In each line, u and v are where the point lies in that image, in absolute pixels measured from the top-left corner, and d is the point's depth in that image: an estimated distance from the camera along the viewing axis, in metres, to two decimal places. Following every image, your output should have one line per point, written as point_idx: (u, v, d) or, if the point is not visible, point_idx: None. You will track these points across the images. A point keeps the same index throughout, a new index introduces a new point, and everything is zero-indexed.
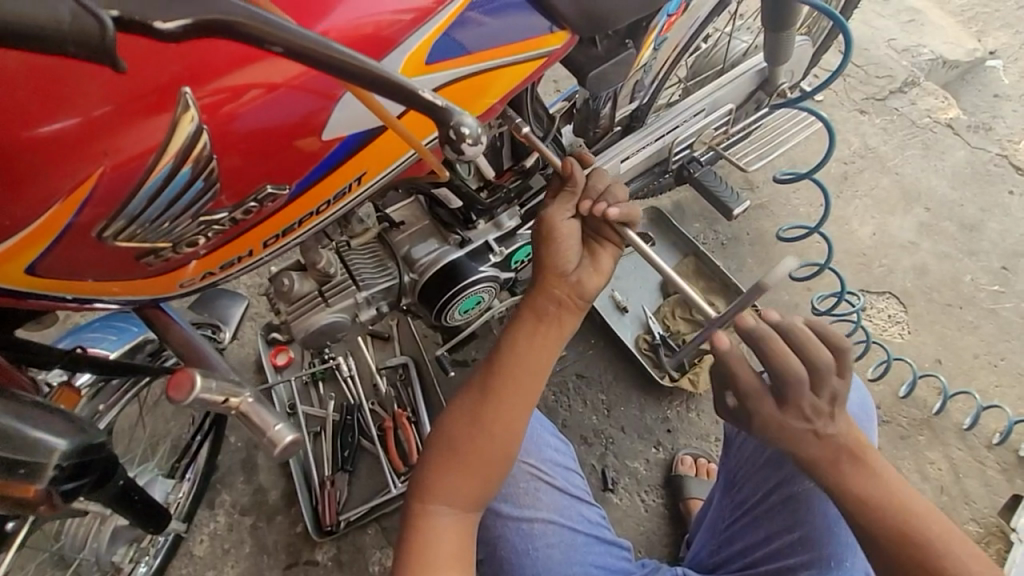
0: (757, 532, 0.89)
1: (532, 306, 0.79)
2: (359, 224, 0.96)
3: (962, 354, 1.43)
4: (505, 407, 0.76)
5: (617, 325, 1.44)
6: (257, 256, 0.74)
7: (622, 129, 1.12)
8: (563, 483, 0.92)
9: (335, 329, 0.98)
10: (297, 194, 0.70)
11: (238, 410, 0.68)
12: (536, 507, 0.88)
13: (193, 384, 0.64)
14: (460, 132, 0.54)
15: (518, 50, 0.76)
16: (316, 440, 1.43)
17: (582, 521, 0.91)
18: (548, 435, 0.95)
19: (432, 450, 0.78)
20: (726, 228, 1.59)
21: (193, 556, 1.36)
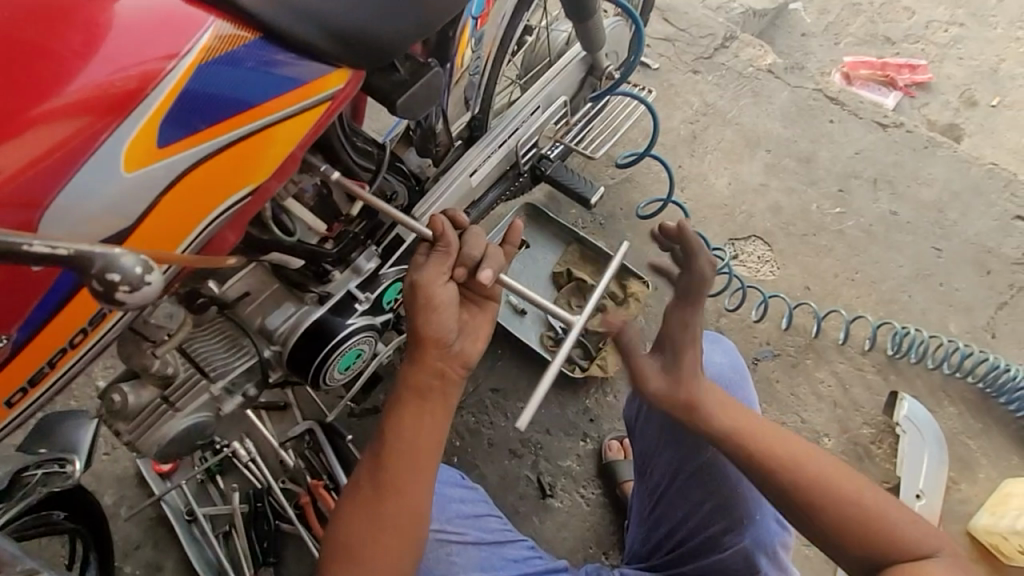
0: (678, 510, 0.91)
1: (417, 384, 0.73)
2: (160, 329, 0.79)
3: (825, 276, 1.56)
4: (408, 496, 0.71)
5: (519, 331, 1.43)
6: (5, 418, 0.67)
7: (464, 142, 1.08)
8: (474, 535, 0.87)
9: (200, 431, 0.87)
10: (25, 338, 0.63)
11: None
12: (453, 573, 0.84)
13: None
14: (107, 280, 0.52)
15: (279, 107, 0.70)
16: (227, 541, 1.30)
17: (507, 565, 0.87)
18: (449, 490, 0.90)
19: (331, 565, 0.70)
20: (601, 208, 1.64)
21: None
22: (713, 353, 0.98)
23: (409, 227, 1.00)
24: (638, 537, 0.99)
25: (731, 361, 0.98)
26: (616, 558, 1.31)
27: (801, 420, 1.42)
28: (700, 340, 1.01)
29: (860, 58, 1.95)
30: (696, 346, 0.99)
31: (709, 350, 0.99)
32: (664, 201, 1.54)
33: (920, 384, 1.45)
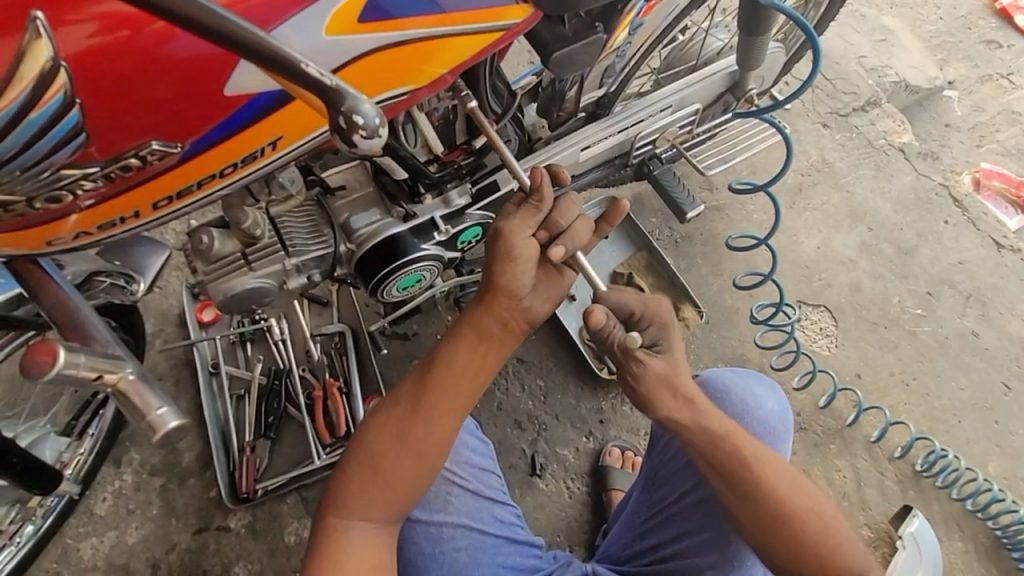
0: (672, 528, 0.92)
1: (478, 325, 0.75)
2: (281, 190, 0.88)
3: (880, 371, 1.51)
4: (438, 424, 0.73)
5: (564, 314, 1.45)
6: (145, 218, 0.74)
7: (586, 116, 1.06)
8: (476, 486, 0.91)
9: (259, 295, 0.91)
10: (191, 154, 0.69)
11: (115, 388, 0.66)
12: (447, 512, 0.88)
13: (52, 361, 0.60)
14: (351, 120, 0.55)
15: (463, 21, 0.72)
16: (238, 404, 1.38)
17: (493, 523, 0.91)
18: (465, 436, 0.93)
19: (350, 460, 0.74)
20: (681, 226, 1.63)
21: (93, 515, 1.29)
22: (766, 399, 0.96)
23: (508, 177, 0.99)
24: (620, 541, 1.00)
25: (776, 412, 0.96)
26: (579, 556, 1.33)
27: None
28: (758, 381, 0.99)
29: (999, 168, 1.82)
30: (751, 384, 0.97)
31: (762, 395, 0.97)
32: (760, 241, 1.51)
33: (936, 509, 1.40)
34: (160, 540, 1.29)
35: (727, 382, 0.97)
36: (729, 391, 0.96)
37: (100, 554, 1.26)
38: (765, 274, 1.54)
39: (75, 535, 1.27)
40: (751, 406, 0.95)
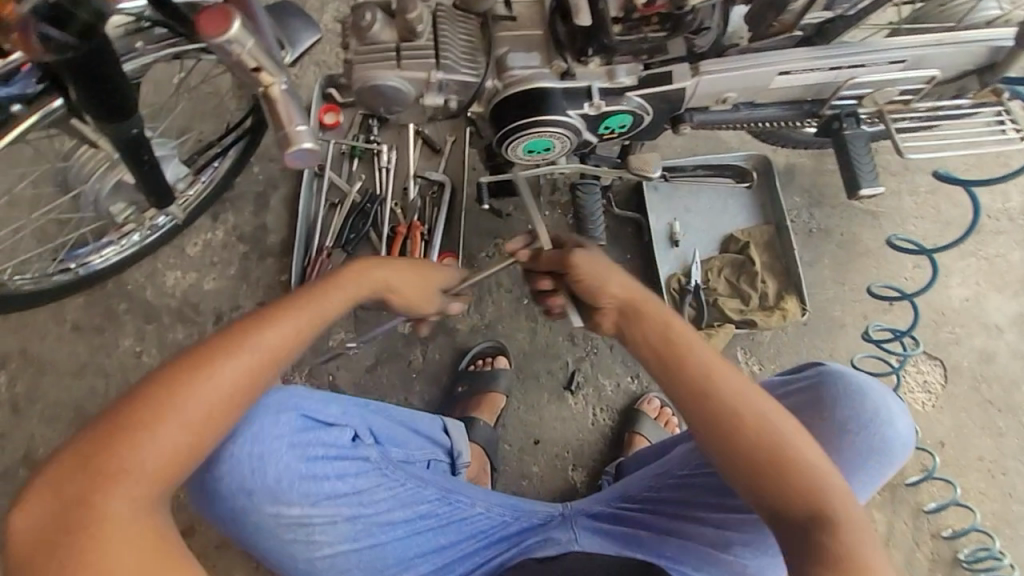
0: (715, 494, 0.88)
1: (312, 301, 0.77)
2: None
3: (968, 450, 1.34)
4: (241, 386, 0.70)
5: (659, 256, 1.41)
6: None
7: (801, 38, 0.91)
8: (349, 512, 0.86)
9: (395, 99, 0.89)
10: None
11: (267, 92, 0.74)
12: (317, 539, 0.84)
13: (227, 33, 0.65)
14: None
15: None
16: (330, 210, 1.43)
17: (383, 529, 0.88)
18: (321, 463, 0.83)
19: (132, 415, 0.66)
20: (823, 217, 1.46)
21: (183, 252, 1.41)
22: (899, 421, 0.87)
23: (686, 74, 0.89)
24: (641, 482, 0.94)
25: (902, 442, 0.87)
26: (578, 479, 1.32)
27: None
28: (897, 403, 0.89)
29: None
30: (890, 405, 0.88)
31: (897, 416, 0.88)
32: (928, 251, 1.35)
33: None
34: (228, 297, 1.40)
35: (866, 386, 0.88)
36: (862, 392, 0.87)
37: (178, 287, 1.40)
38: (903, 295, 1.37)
39: (165, 262, 1.40)
40: (880, 421, 0.86)
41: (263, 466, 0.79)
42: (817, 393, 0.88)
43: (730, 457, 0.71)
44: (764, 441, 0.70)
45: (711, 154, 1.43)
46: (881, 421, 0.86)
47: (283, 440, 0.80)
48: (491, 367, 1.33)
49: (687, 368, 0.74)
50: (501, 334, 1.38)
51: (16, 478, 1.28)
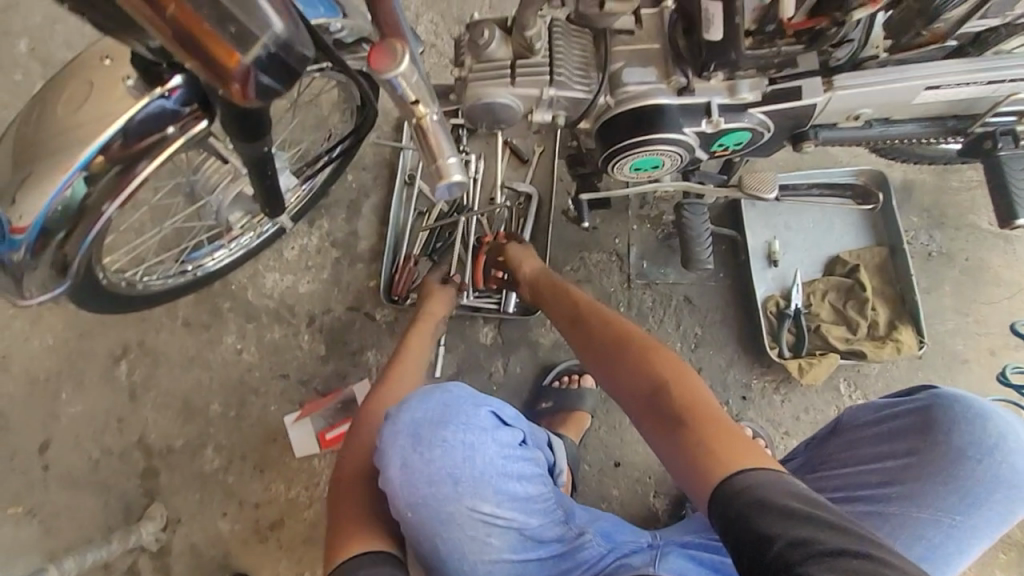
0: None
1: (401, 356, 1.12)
2: None
3: None
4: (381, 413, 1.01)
5: (756, 274, 1.33)
6: None
7: (954, 48, 0.82)
8: (520, 521, 0.89)
9: (505, 115, 0.88)
10: None
11: (419, 121, 0.69)
12: (482, 552, 0.87)
13: (401, 62, 0.62)
14: None
15: None
16: (418, 220, 1.46)
17: (535, 548, 0.90)
18: (512, 466, 0.90)
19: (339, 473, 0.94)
20: (944, 240, 1.33)
21: (281, 256, 1.48)
22: None
23: (816, 89, 0.83)
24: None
25: None
26: (660, 506, 1.26)
27: None
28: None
29: None
30: (1021, 436, 0.86)
31: None
32: None
33: None
34: (321, 301, 1.46)
35: (983, 412, 0.86)
36: (982, 418, 0.86)
37: (277, 289, 1.47)
38: None
39: (265, 265, 1.48)
40: (1006, 450, 0.85)
41: (473, 454, 0.89)
42: (931, 416, 0.87)
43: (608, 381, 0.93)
44: (621, 345, 0.95)
45: (819, 169, 1.33)
46: (1005, 449, 0.85)
47: (484, 432, 0.90)
48: (579, 387, 1.30)
49: (577, 329, 1.04)
50: None
51: (131, 461, 1.38)
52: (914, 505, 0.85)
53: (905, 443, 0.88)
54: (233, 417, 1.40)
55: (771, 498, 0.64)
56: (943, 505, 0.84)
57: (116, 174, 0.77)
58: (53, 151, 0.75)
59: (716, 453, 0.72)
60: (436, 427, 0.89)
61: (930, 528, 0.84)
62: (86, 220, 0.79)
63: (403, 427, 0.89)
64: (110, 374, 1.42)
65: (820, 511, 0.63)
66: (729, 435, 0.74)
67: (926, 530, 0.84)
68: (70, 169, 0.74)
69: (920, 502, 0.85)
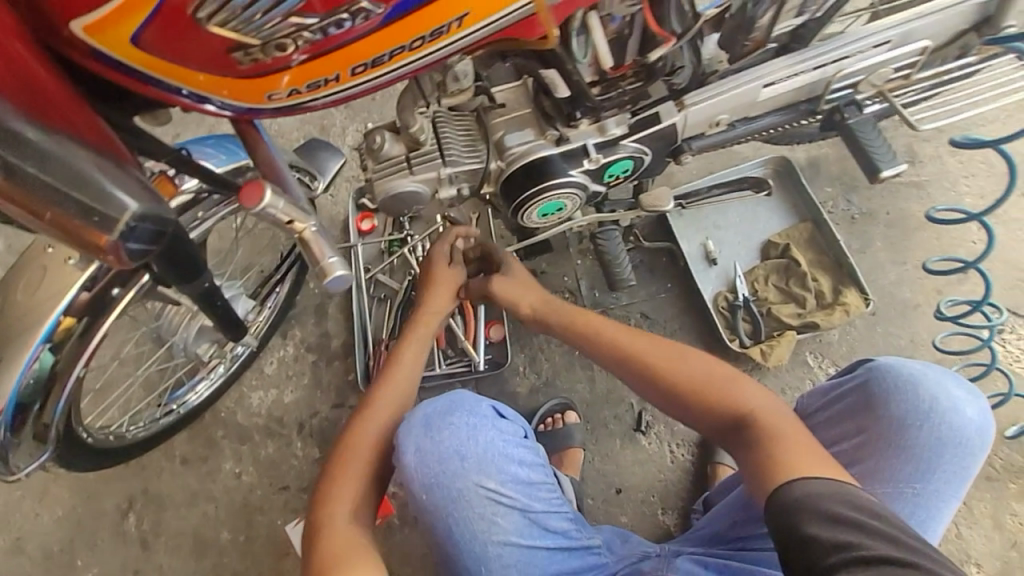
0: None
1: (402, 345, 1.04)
2: (455, 83, 0.86)
3: None
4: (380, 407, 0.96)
5: (699, 277, 1.39)
6: (345, 84, 0.68)
7: (777, 48, 0.92)
8: (525, 503, 0.92)
9: (413, 200, 0.98)
10: (390, 21, 0.62)
11: (301, 236, 0.78)
12: (491, 532, 0.90)
13: (262, 198, 0.73)
14: None
15: None
16: (380, 306, 1.55)
17: (543, 536, 0.93)
18: (515, 452, 0.94)
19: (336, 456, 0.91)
20: (862, 201, 1.41)
21: (262, 372, 1.55)
22: (967, 405, 0.90)
23: (672, 111, 0.94)
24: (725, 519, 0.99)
25: (979, 430, 0.89)
26: (671, 521, 1.27)
27: (955, 535, 1.15)
28: (959, 384, 0.92)
29: None
30: (951, 386, 0.91)
31: (963, 399, 0.90)
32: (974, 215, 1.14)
33: None
34: (307, 405, 1.51)
35: (915, 375, 0.91)
36: (914, 383, 0.91)
37: (263, 405, 1.53)
38: (965, 262, 1.28)
39: (249, 384, 1.54)
40: (944, 406, 0.89)
41: (477, 433, 0.92)
42: (869, 393, 0.93)
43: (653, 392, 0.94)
44: (669, 366, 0.92)
45: (728, 168, 1.43)
46: (945, 407, 0.89)
47: (487, 422, 0.94)
48: (564, 424, 1.32)
49: (604, 352, 0.99)
50: (562, 387, 1.39)
51: None
52: (874, 480, 0.89)
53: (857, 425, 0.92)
54: (243, 540, 1.42)
55: (832, 497, 0.68)
56: (903, 475, 0.88)
57: (78, 337, 0.86)
58: (13, 336, 0.82)
59: (781, 466, 0.76)
60: (444, 414, 0.92)
61: (897, 500, 0.88)
62: (55, 387, 0.87)
63: (414, 420, 0.91)
64: (120, 527, 1.45)
65: (874, 520, 0.66)
66: (789, 449, 0.78)
67: (894, 501, 0.88)
68: (35, 344, 0.82)
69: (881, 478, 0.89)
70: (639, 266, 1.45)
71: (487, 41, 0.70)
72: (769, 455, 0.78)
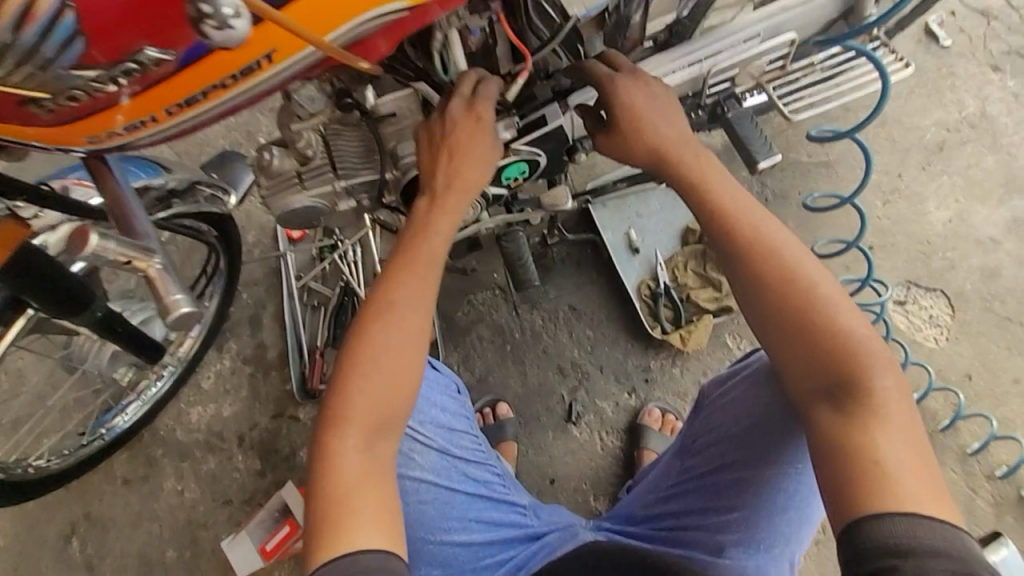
0: (703, 497, 0.81)
1: (420, 243, 0.79)
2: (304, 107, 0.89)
3: (998, 375, 1.26)
4: (404, 320, 0.74)
5: (623, 266, 1.41)
6: (166, 123, 0.66)
7: (655, 45, 0.94)
8: (443, 444, 0.84)
9: (312, 214, 0.98)
10: (186, 65, 0.59)
11: (145, 274, 0.69)
12: (409, 467, 0.81)
13: (88, 243, 0.67)
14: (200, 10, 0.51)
15: None
16: (313, 313, 1.55)
17: (462, 480, 0.85)
18: (436, 395, 0.86)
19: (361, 364, 0.72)
20: (776, 183, 1.45)
21: (199, 388, 1.55)
22: None
23: (558, 112, 0.93)
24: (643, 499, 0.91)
25: None
26: (602, 507, 1.32)
27: None
28: None
29: None
30: None
31: None
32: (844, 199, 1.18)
33: None
34: (246, 418, 1.52)
35: None
36: None
37: (202, 421, 1.53)
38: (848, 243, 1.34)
39: (186, 401, 1.54)
40: None
41: None
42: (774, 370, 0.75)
43: (771, 306, 0.70)
44: (807, 279, 0.70)
45: None
46: None
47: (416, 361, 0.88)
48: (495, 419, 1.35)
49: (736, 226, 0.75)
50: (495, 384, 1.41)
51: None
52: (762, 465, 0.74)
53: (751, 401, 0.76)
54: (190, 556, 1.43)
55: (922, 548, 0.56)
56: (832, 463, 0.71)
57: None
58: None
59: (887, 478, 0.60)
60: None
61: (784, 480, 0.74)
62: None
63: None
64: (64, 553, 1.45)
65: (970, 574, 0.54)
66: (896, 450, 0.62)
67: (785, 481, 0.73)
68: None
69: (769, 456, 0.73)
70: (566, 259, 1.47)
71: (308, 74, 0.66)
72: (865, 450, 0.62)
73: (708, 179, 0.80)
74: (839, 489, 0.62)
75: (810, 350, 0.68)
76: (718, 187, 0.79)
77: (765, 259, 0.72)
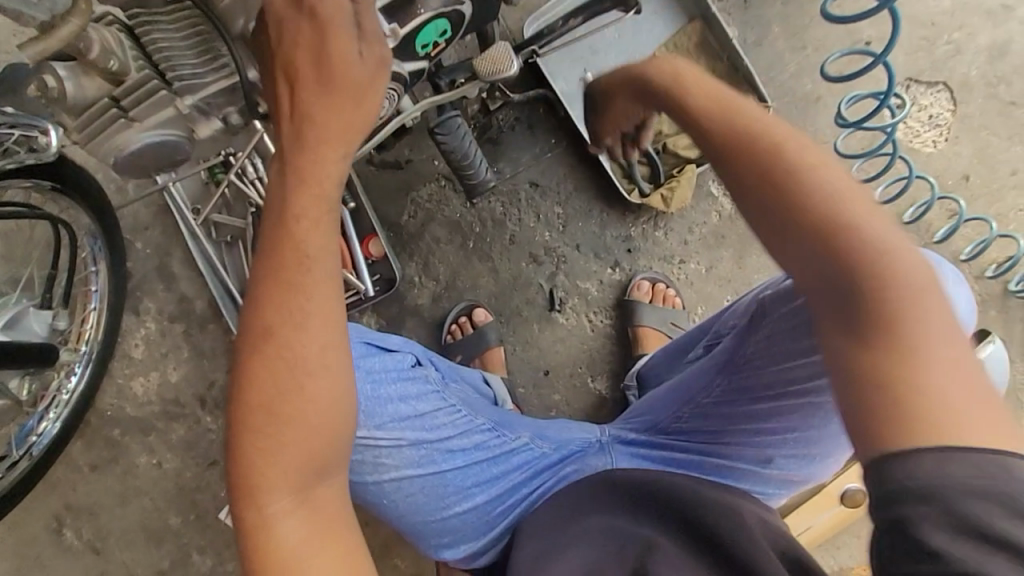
0: (736, 419, 0.77)
1: (294, 232, 0.57)
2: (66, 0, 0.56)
3: (997, 169, 1.16)
4: (299, 338, 0.55)
5: (583, 121, 1.18)
6: None
7: None
8: (414, 436, 0.82)
9: (163, 153, 0.70)
10: None
11: None
12: (382, 468, 0.80)
13: None
14: None
15: None
16: (230, 250, 1.27)
17: (446, 458, 0.83)
18: (387, 389, 0.82)
19: (263, 406, 0.55)
20: None
21: (131, 359, 1.35)
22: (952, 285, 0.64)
23: None
24: (673, 408, 0.83)
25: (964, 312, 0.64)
26: (602, 388, 1.26)
27: None
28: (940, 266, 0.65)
29: None
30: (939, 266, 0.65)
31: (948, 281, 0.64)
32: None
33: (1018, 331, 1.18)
34: (198, 378, 1.36)
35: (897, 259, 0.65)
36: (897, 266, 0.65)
37: (150, 392, 1.36)
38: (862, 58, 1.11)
39: (122, 375, 1.35)
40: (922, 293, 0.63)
41: None
42: None
43: (767, 223, 0.54)
44: (825, 188, 0.53)
45: None
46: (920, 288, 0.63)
47: None
48: (475, 327, 1.21)
49: (723, 132, 0.58)
50: (465, 287, 1.24)
51: None
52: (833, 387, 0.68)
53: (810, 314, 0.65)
54: (193, 520, 1.37)
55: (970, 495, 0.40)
56: None
57: None
58: None
59: (919, 405, 0.44)
60: None
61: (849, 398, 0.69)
62: None
63: None
64: (55, 549, 1.36)
65: None
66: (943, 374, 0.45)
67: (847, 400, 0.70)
68: None
69: None
70: (516, 126, 1.22)
71: None
72: (906, 373, 0.46)
73: (688, 80, 0.62)
74: (857, 419, 0.46)
75: (806, 257, 0.52)
76: (697, 90, 0.61)
77: (747, 167, 0.56)
